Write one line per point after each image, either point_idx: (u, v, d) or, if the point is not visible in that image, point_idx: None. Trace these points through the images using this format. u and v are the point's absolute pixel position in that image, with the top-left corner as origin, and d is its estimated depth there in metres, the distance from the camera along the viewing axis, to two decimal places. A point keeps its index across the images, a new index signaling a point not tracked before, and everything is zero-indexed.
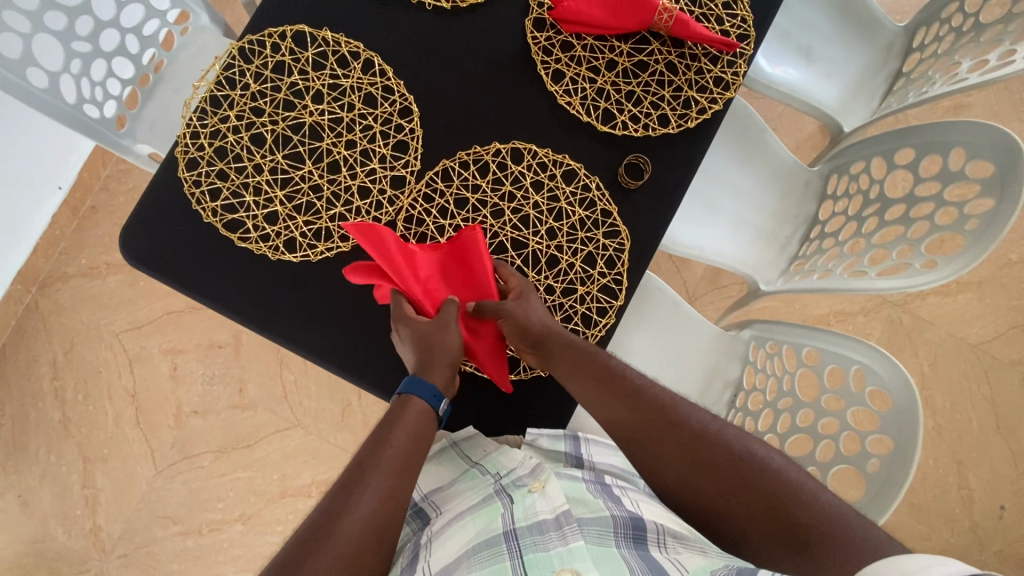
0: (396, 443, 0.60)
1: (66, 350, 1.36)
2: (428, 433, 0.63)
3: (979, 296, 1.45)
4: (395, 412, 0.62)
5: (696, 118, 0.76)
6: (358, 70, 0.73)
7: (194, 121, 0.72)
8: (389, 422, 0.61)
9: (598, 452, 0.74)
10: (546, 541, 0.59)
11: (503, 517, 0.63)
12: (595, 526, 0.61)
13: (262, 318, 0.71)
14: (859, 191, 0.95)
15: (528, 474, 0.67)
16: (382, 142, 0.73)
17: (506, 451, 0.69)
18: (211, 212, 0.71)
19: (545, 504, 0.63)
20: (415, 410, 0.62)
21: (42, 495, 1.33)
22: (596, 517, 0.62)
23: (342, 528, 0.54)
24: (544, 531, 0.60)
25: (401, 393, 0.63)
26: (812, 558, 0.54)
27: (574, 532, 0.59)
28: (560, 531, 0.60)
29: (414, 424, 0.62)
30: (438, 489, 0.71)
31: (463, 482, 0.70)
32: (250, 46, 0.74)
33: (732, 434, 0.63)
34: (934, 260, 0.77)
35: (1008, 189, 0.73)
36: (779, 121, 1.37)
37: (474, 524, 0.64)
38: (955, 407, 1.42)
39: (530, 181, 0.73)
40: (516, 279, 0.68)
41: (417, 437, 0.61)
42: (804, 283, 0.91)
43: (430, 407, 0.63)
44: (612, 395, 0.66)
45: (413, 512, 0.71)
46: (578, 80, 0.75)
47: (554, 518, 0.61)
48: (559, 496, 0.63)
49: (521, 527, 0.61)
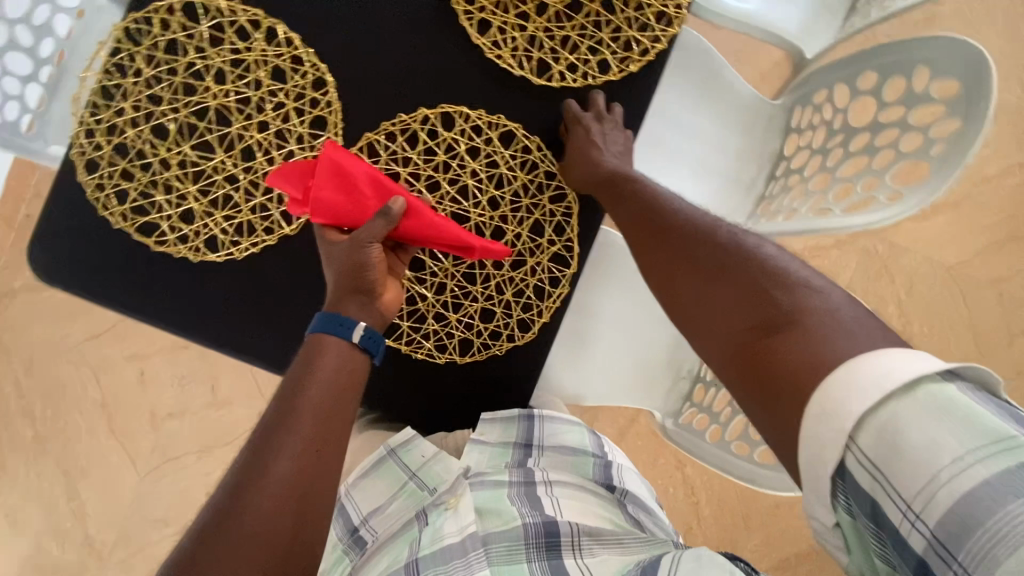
0: (316, 390, 0.52)
1: (26, 367, 1.31)
2: (353, 372, 0.55)
3: (954, 216, 1.43)
4: (311, 352, 0.55)
5: (639, 61, 0.69)
6: (261, 41, 0.65)
7: (86, 117, 0.65)
8: (301, 382, 0.52)
9: (550, 435, 0.72)
10: (449, 571, 0.61)
11: (410, 547, 0.64)
12: (500, 544, 0.63)
13: (195, 326, 0.67)
14: (823, 121, 0.89)
15: (447, 490, 0.68)
16: (297, 120, 0.66)
17: (443, 460, 0.69)
18: (121, 216, 0.65)
19: (453, 524, 0.65)
20: (332, 347, 0.55)
21: (28, 512, 1.32)
22: (505, 532, 0.64)
23: (256, 516, 0.46)
24: (449, 560, 0.61)
25: (315, 333, 0.56)
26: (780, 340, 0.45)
27: (479, 560, 0.62)
28: (465, 558, 0.62)
29: (337, 374, 0.54)
30: (376, 512, 0.70)
31: (399, 500, 0.70)
32: (135, 25, 0.65)
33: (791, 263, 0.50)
34: (899, 191, 0.73)
35: (974, 107, 0.68)
36: (743, 52, 1.30)
37: (389, 555, 0.65)
38: (933, 330, 1.42)
39: (465, 147, 0.67)
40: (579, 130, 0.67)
41: (340, 394, 0.53)
42: (771, 226, 0.88)
43: (343, 339, 0.55)
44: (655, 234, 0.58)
45: (352, 539, 0.69)
46: (506, 29, 0.68)
47: (460, 542, 0.63)
48: (467, 515, 0.65)
49: (424, 559, 0.62)
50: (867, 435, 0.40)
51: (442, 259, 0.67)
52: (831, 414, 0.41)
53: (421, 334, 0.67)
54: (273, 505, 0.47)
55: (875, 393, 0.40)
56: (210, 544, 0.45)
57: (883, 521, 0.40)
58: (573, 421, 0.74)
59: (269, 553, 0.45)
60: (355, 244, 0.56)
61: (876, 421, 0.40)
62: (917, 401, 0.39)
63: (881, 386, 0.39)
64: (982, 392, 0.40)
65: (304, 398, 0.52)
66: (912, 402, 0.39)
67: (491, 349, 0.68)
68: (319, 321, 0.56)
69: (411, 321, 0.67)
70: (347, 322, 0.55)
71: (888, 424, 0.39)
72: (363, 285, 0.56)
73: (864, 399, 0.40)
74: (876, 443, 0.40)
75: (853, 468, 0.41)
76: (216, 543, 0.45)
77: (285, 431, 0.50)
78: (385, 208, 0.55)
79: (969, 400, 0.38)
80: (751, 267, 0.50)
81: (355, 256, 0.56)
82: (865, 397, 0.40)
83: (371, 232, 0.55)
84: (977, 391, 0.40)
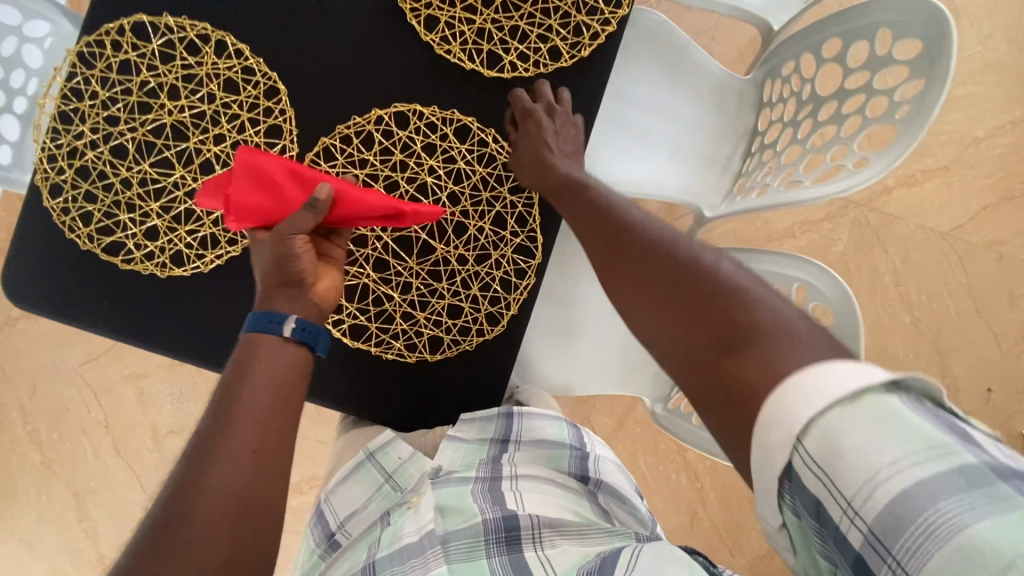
0: (255, 395, 0.51)
1: (29, 393, 1.34)
2: (295, 372, 0.54)
3: (947, 181, 1.40)
4: (247, 354, 0.53)
5: (590, 45, 0.69)
6: (211, 55, 0.66)
7: (47, 143, 0.66)
8: (235, 388, 0.51)
9: (529, 430, 0.71)
10: (407, 569, 0.63)
11: (370, 548, 0.66)
12: (461, 541, 0.65)
13: (168, 340, 0.68)
14: (792, 93, 0.88)
15: (410, 489, 0.70)
16: (252, 130, 0.66)
17: (416, 460, 0.70)
18: (88, 238, 0.66)
19: (412, 525, 0.66)
20: (266, 346, 0.53)
21: (42, 535, 1.35)
22: (468, 527, 0.65)
23: (193, 526, 0.46)
24: (410, 558, 0.64)
25: (247, 333, 0.54)
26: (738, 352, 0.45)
27: (435, 556, 0.63)
28: (423, 556, 0.64)
29: (274, 378, 0.53)
30: (351, 517, 0.72)
31: (374, 503, 0.71)
32: (88, 49, 0.66)
33: (741, 274, 0.49)
34: (866, 157, 0.72)
35: (938, 67, 0.67)
36: (717, 29, 1.28)
37: (350, 559, 0.67)
38: (932, 298, 1.39)
39: (421, 145, 0.67)
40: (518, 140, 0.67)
41: (277, 398, 0.52)
42: (745, 203, 0.86)
43: (275, 333, 0.53)
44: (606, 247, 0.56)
45: (328, 544, 0.71)
46: (454, 24, 0.68)
47: (418, 541, 0.65)
48: (427, 514, 0.66)
49: (382, 559, 0.64)
50: (813, 438, 0.41)
51: (406, 259, 0.67)
52: (782, 444, 0.41)
53: (390, 334, 0.67)
54: (211, 514, 0.47)
55: (820, 399, 0.40)
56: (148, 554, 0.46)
57: (827, 521, 0.41)
58: (553, 416, 0.74)
59: (209, 563, 0.46)
60: (279, 236, 0.56)
61: (825, 423, 0.40)
62: (861, 408, 0.40)
63: (827, 394, 0.40)
64: (920, 402, 0.41)
65: (240, 405, 0.51)
66: (854, 409, 0.40)
67: (462, 345, 0.68)
68: (251, 321, 0.54)
69: (380, 322, 0.67)
70: (278, 317, 0.54)
71: (833, 428, 0.40)
72: (293, 276, 0.55)
73: (810, 405, 0.40)
74: (822, 445, 0.40)
75: (800, 469, 0.41)
76: (154, 553, 0.46)
77: (220, 440, 0.49)
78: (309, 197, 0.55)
79: (906, 409, 0.40)
80: (696, 275, 0.49)
81: (283, 248, 0.55)
82: (814, 409, 0.40)
83: (297, 223, 0.55)
84: (916, 404, 0.41)
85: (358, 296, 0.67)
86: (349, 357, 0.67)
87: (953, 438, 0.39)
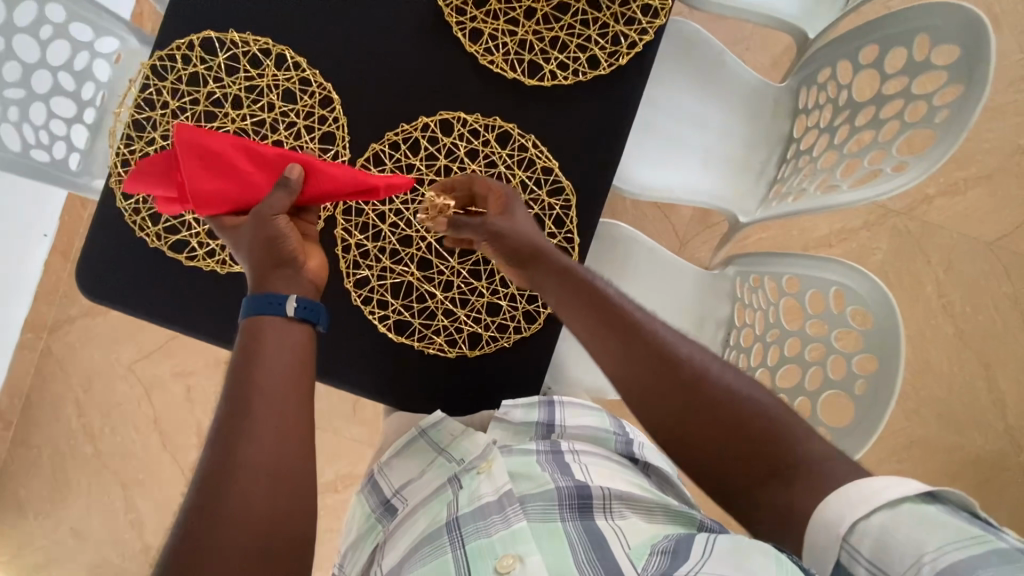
0: (268, 374, 0.52)
1: (85, 388, 1.42)
2: (298, 344, 0.54)
3: (991, 190, 1.36)
4: (249, 339, 0.53)
5: (627, 54, 0.72)
6: (271, 67, 0.71)
7: (122, 149, 0.71)
8: (247, 369, 0.52)
9: (571, 417, 0.74)
10: (488, 525, 0.61)
11: (448, 508, 0.66)
12: (538, 502, 0.63)
13: (225, 332, 0.72)
14: (828, 100, 0.88)
15: (478, 455, 0.69)
16: (308, 136, 0.71)
17: (471, 435, 0.70)
18: (155, 236, 0.71)
19: (488, 486, 0.65)
20: (270, 326, 0.53)
21: (92, 524, 1.41)
22: (541, 492, 0.64)
23: (228, 504, 0.47)
24: (488, 515, 0.62)
25: (251, 321, 0.54)
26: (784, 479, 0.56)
27: (516, 512, 0.61)
28: (503, 513, 0.62)
29: (283, 356, 0.53)
30: (410, 483, 0.73)
31: (430, 472, 0.72)
32: (160, 63, 0.72)
33: (760, 395, 0.60)
34: (904, 162, 0.72)
35: (978, 69, 0.67)
36: (750, 39, 1.29)
37: (426, 517, 0.67)
38: (977, 309, 1.35)
39: (464, 150, 0.71)
40: (492, 185, 0.66)
41: (291, 374, 0.53)
42: (781, 208, 0.87)
43: (280, 314, 0.54)
44: (620, 344, 0.62)
45: (384, 509, 0.73)
46: (497, 36, 0.72)
47: (497, 499, 0.63)
48: (502, 476, 0.65)
49: (464, 514, 0.63)
50: (859, 538, 0.51)
51: (449, 259, 0.70)
52: (829, 542, 0.52)
53: (433, 330, 0.70)
54: (243, 491, 0.48)
55: (862, 507, 0.51)
56: (190, 537, 0.46)
57: None
58: (592, 407, 0.76)
59: (247, 540, 0.47)
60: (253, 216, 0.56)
61: (868, 526, 0.51)
62: (901, 515, 0.50)
63: (873, 502, 0.51)
64: (955, 511, 0.51)
65: (258, 385, 0.51)
66: (898, 515, 0.50)
67: (500, 341, 0.70)
68: (248, 305, 0.54)
69: (423, 318, 0.70)
70: (277, 297, 0.54)
71: (879, 529, 0.51)
72: (283, 256, 0.55)
73: (853, 508, 0.52)
74: (868, 544, 0.51)
75: (852, 563, 0.51)
76: (194, 534, 0.46)
77: (241, 420, 0.50)
78: (282, 178, 0.57)
79: (939, 513, 0.50)
80: (735, 407, 0.59)
81: (265, 229, 0.55)
82: (857, 512, 0.51)
83: (274, 203, 0.56)
84: (951, 510, 0.51)
85: (403, 294, 0.70)
86: (394, 352, 0.70)
87: (984, 530, 0.48)
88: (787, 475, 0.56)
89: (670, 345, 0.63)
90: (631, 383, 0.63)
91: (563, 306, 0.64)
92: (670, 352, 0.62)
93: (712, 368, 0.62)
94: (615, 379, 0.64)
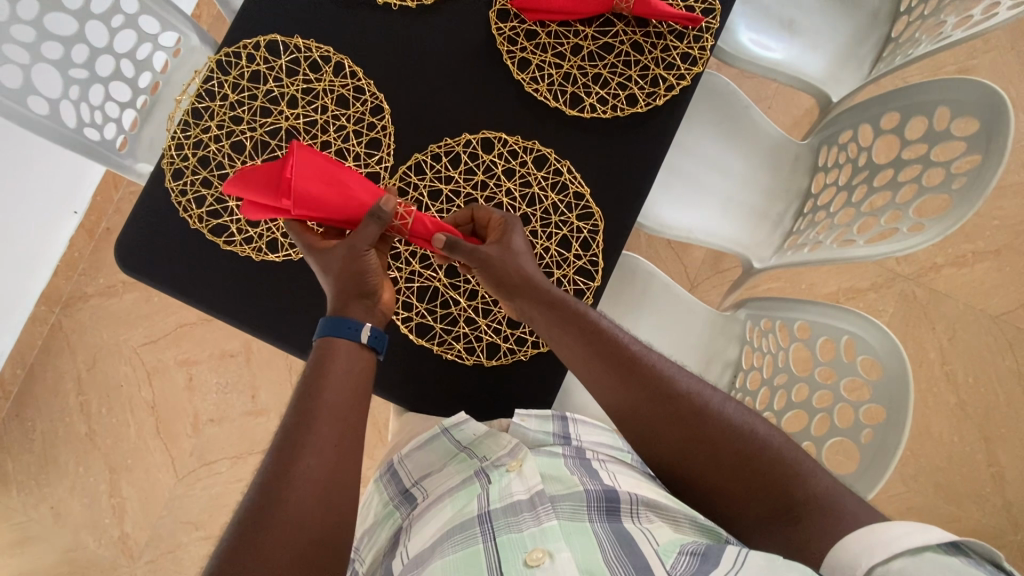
0: (332, 394, 0.58)
1: (88, 366, 1.42)
2: (361, 371, 0.60)
3: (998, 265, 1.39)
4: (320, 361, 0.59)
5: (664, 96, 0.76)
6: (329, 73, 0.75)
7: (178, 133, 0.75)
8: (315, 386, 0.58)
9: (584, 433, 0.76)
10: (520, 522, 0.63)
11: (478, 500, 0.68)
12: (567, 502, 0.65)
13: (252, 317, 0.74)
14: (848, 159, 0.93)
15: (507, 454, 0.71)
16: (355, 141, 0.74)
17: (495, 435, 0.71)
18: (197, 218, 0.74)
19: (520, 484, 0.67)
20: (343, 351, 0.60)
21: (73, 506, 1.39)
22: (570, 493, 0.66)
23: (287, 507, 0.52)
24: (519, 512, 0.64)
25: (324, 339, 0.60)
26: (796, 515, 0.58)
27: (547, 512, 0.63)
28: (534, 511, 0.64)
29: (346, 382, 0.59)
30: (428, 475, 0.74)
31: (451, 465, 0.74)
32: (226, 58, 0.76)
33: (762, 427, 0.62)
34: (921, 223, 0.75)
35: (994, 144, 0.71)
36: (774, 97, 1.35)
37: (452, 506, 0.69)
38: (979, 381, 1.36)
39: (502, 168, 0.74)
40: (498, 216, 0.67)
41: (355, 394, 0.59)
42: (796, 257, 0.90)
43: (353, 341, 0.60)
44: (619, 376, 0.65)
45: (403, 497, 0.74)
46: (544, 67, 0.76)
47: (528, 498, 0.66)
48: (534, 476, 0.67)
49: (495, 509, 0.66)
50: None
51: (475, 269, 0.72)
52: None
53: (453, 336, 0.72)
54: (300, 497, 0.53)
55: (881, 552, 0.51)
56: (247, 533, 0.51)
57: None
58: (604, 424, 0.79)
59: (296, 541, 0.51)
60: (348, 250, 0.60)
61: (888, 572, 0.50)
62: (925, 562, 0.50)
63: (891, 548, 0.51)
64: (981, 564, 0.50)
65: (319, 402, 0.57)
66: (919, 563, 0.50)
67: (517, 354, 0.72)
68: (327, 326, 0.60)
69: (444, 323, 0.72)
70: (354, 325, 0.60)
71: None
72: (365, 288, 0.61)
73: (872, 554, 0.51)
74: None
75: None
76: (254, 532, 0.51)
77: (305, 433, 0.56)
78: (375, 209, 0.60)
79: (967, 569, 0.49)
80: (737, 442, 0.62)
81: (355, 262, 0.60)
82: (875, 558, 0.51)
83: (366, 236, 0.60)
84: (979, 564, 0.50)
85: (428, 298, 0.72)
86: (414, 354, 0.72)
87: None
88: (796, 511, 0.58)
89: (667, 376, 0.65)
90: (632, 417, 0.65)
91: (563, 342, 0.65)
92: (665, 385, 0.65)
93: (708, 398, 0.64)
94: (614, 414, 0.67)
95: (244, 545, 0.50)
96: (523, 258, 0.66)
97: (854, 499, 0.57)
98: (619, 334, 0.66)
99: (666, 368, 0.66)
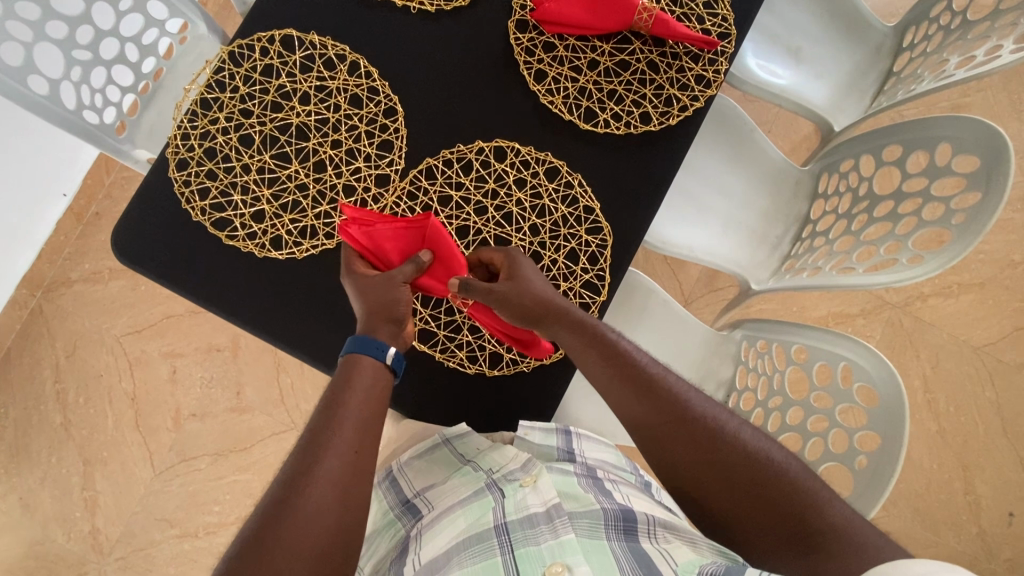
0: (355, 405, 0.58)
1: (68, 354, 1.38)
2: (381, 389, 0.60)
3: (982, 298, 1.43)
4: (343, 375, 0.59)
5: (678, 116, 0.77)
6: (344, 72, 0.75)
7: (185, 123, 0.73)
8: (338, 397, 0.58)
9: (587, 449, 0.78)
10: (537, 535, 0.64)
11: (494, 511, 0.69)
12: (585, 519, 0.66)
13: (251, 316, 0.72)
14: (849, 188, 0.95)
15: (521, 468, 0.72)
16: (367, 142, 0.74)
17: (500, 447, 0.73)
18: (200, 211, 0.72)
19: (536, 498, 0.68)
20: (367, 367, 0.59)
21: (42, 497, 1.34)
22: (587, 511, 0.67)
23: (301, 511, 0.51)
24: (536, 524, 0.66)
25: (349, 353, 0.60)
26: (814, 547, 0.56)
27: (565, 525, 0.64)
28: (551, 524, 0.65)
29: (369, 395, 0.59)
30: (432, 486, 0.76)
31: (456, 479, 0.75)
32: (239, 50, 0.75)
33: (779, 454, 0.61)
34: (920, 255, 0.77)
35: (995, 181, 0.73)
36: (774, 122, 1.38)
37: (466, 517, 0.69)
38: (959, 410, 1.39)
39: (513, 178, 0.74)
40: (500, 254, 0.67)
41: (374, 408, 0.58)
42: (795, 281, 0.91)
43: (378, 360, 0.60)
44: (638, 399, 0.65)
45: (404, 508, 0.75)
46: (560, 79, 0.77)
47: (545, 511, 0.66)
48: (550, 490, 0.68)
49: (512, 521, 0.67)
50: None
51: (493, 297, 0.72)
52: None
53: (455, 343, 0.71)
54: (314, 501, 0.52)
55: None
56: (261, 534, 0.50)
57: None
58: (607, 442, 0.81)
59: (308, 544, 0.51)
60: (395, 282, 0.62)
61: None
62: None
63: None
64: None
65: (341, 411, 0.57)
66: None
67: (519, 365, 0.71)
68: (354, 343, 0.60)
69: (448, 330, 0.71)
70: (380, 344, 0.60)
71: None
72: (395, 314, 0.62)
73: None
74: None
75: None
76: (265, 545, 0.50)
77: (326, 439, 0.55)
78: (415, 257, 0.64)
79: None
80: (754, 468, 0.60)
81: (391, 291, 0.62)
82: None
83: (404, 272, 0.63)
84: None
85: (432, 303, 0.71)
86: (417, 361, 0.71)
87: None
88: (812, 540, 0.56)
89: (685, 399, 0.65)
90: (650, 438, 0.65)
91: (587, 361, 0.66)
92: (683, 408, 0.64)
93: (725, 423, 0.64)
94: (634, 434, 0.66)
95: (255, 555, 0.49)
96: (542, 281, 0.66)
97: (871, 529, 0.56)
98: (637, 355, 0.67)
99: (683, 390, 0.66)
